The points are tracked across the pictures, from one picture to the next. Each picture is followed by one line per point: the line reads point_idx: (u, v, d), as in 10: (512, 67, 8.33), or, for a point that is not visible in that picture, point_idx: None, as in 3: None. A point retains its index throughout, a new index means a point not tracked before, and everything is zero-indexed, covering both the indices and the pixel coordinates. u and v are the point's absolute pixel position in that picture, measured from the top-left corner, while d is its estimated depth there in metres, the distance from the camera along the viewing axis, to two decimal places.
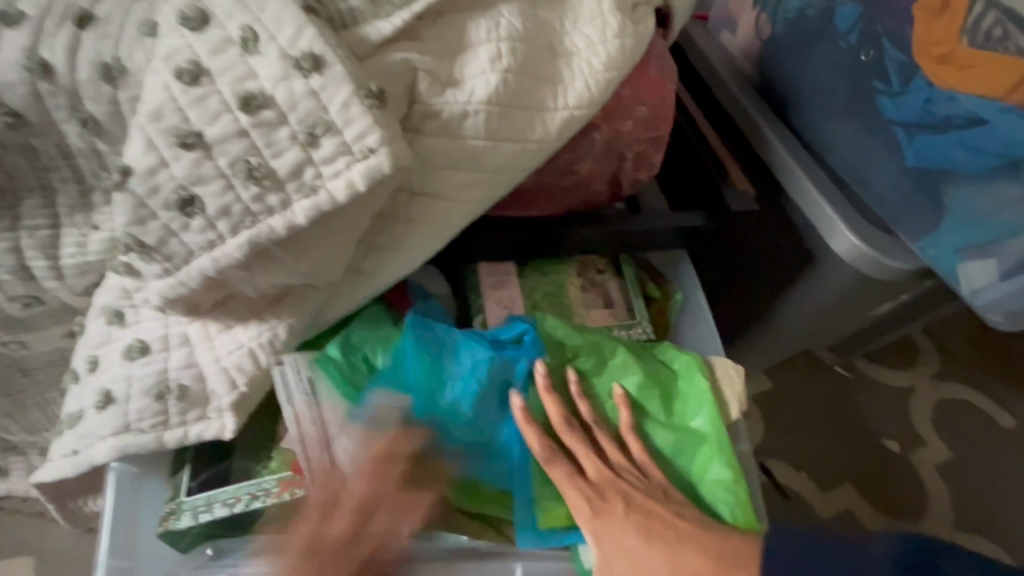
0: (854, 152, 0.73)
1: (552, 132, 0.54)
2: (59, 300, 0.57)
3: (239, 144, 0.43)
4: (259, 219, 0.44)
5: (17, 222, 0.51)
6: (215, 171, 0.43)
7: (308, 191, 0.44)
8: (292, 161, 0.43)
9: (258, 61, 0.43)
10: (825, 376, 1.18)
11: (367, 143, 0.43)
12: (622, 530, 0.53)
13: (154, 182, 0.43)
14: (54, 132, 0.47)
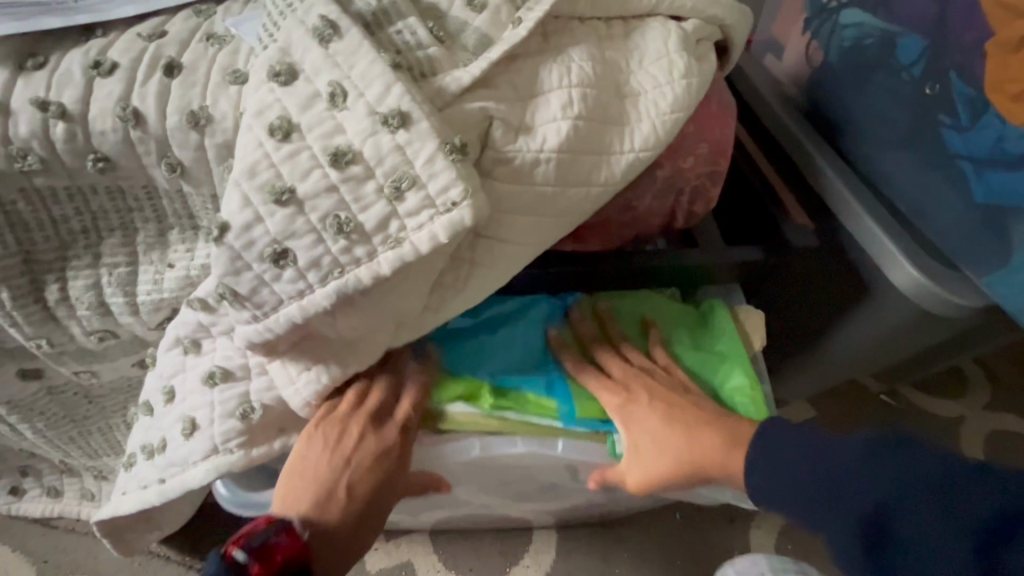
0: (915, 185, 0.71)
1: (620, 175, 0.54)
2: (133, 333, 0.60)
3: (329, 199, 0.44)
4: (347, 270, 0.44)
5: (98, 260, 0.54)
6: (306, 226, 0.44)
7: (393, 242, 0.44)
8: (378, 215, 0.44)
9: (346, 116, 0.44)
10: (870, 405, 1.15)
11: (449, 196, 0.43)
12: (647, 413, 0.59)
13: (249, 236, 0.44)
14: (142, 177, 0.49)
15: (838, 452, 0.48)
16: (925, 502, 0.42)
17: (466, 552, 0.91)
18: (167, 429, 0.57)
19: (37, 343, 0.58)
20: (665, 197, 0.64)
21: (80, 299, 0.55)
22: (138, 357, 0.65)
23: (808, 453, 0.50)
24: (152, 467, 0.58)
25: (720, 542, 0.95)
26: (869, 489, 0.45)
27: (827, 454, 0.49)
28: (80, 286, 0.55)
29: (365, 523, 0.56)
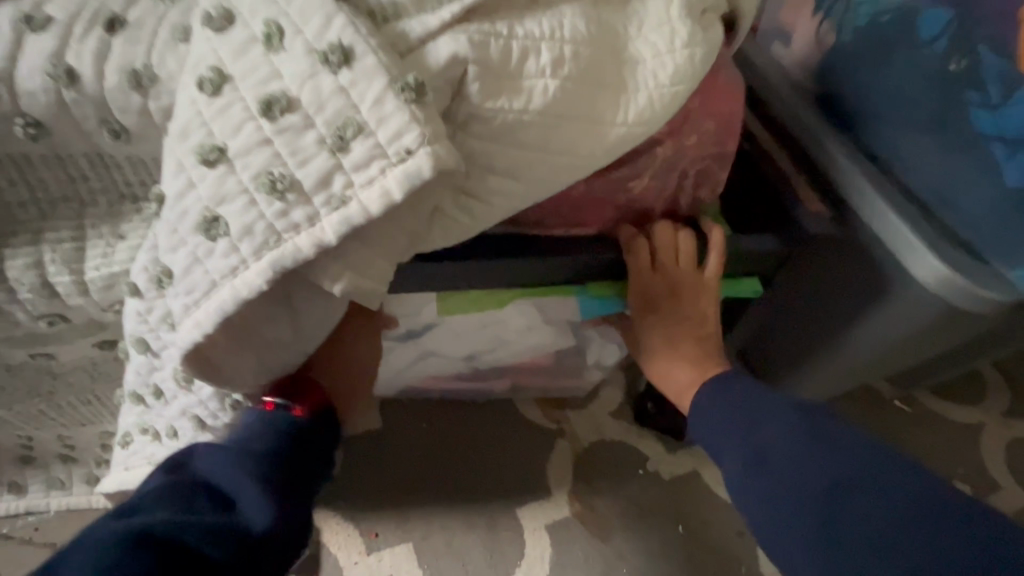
0: (935, 170, 0.66)
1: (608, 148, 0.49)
2: (84, 317, 0.54)
3: (262, 153, 0.40)
4: (283, 239, 0.39)
5: (40, 235, 0.49)
6: (238, 186, 0.40)
7: (338, 203, 0.39)
8: (320, 169, 0.39)
9: (283, 58, 0.40)
10: (885, 413, 1.08)
11: (404, 143, 0.38)
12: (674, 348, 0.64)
13: (183, 206, 0.41)
14: (81, 141, 0.44)
15: (769, 401, 0.57)
16: (816, 485, 0.50)
17: (452, 565, 0.85)
18: (174, 419, 0.58)
19: None
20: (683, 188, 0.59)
21: (21, 279, 0.49)
22: (101, 339, 0.59)
23: (745, 400, 0.58)
24: (164, 448, 0.60)
25: (724, 555, 0.89)
26: (773, 429, 0.54)
27: (750, 404, 0.57)
28: (19, 266, 0.49)
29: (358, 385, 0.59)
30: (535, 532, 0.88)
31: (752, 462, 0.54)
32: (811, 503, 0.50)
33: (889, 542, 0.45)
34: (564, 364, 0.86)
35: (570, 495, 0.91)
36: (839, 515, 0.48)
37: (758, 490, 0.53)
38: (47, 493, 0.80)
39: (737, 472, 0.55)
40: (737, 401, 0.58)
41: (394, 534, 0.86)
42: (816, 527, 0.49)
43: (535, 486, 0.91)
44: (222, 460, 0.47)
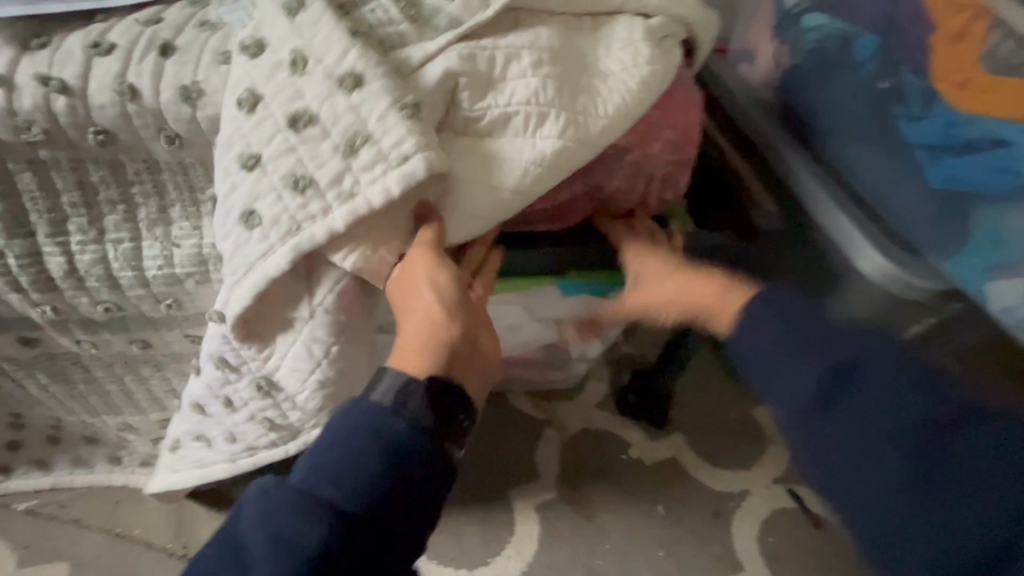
0: (874, 175, 0.72)
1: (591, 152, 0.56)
2: (136, 308, 0.63)
3: (290, 158, 0.48)
4: (303, 227, 0.48)
5: (103, 235, 0.57)
6: (269, 185, 0.48)
7: (347, 197, 0.48)
8: (333, 170, 0.48)
9: (306, 80, 0.49)
10: None
11: (403, 150, 0.47)
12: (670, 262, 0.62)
13: (231, 203, 0.49)
14: (140, 147, 0.52)
15: (828, 319, 0.49)
16: (870, 406, 0.45)
17: (449, 543, 0.91)
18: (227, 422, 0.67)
19: (43, 310, 0.61)
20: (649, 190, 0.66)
21: (89, 272, 0.58)
22: (141, 336, 0.68)
23: (799, 318, 0.49)
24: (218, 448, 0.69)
25: (702, 533, 0.96)
26: (838, 350, 0.47)
27: (817, 324, 0.48)
28: (88, 260, 0.58)
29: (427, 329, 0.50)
30: (525, 512, 0.94)
31: (769, 366, 0.49)
32: (864, 427, 0.45)
33: (930, 479, 0.43)
34: (552, 356, 0.94)
35: (558, 478, 0.98)
36: (880, 444, 0.45)
37: (791, 388, 0.48)
38: (72, 472, 0.87)
39: (761, 362, 0.50)
40: (788, 323, 0.49)
41: None
42: (832, 440, 0.46)
43: (527, 471, 0.98)
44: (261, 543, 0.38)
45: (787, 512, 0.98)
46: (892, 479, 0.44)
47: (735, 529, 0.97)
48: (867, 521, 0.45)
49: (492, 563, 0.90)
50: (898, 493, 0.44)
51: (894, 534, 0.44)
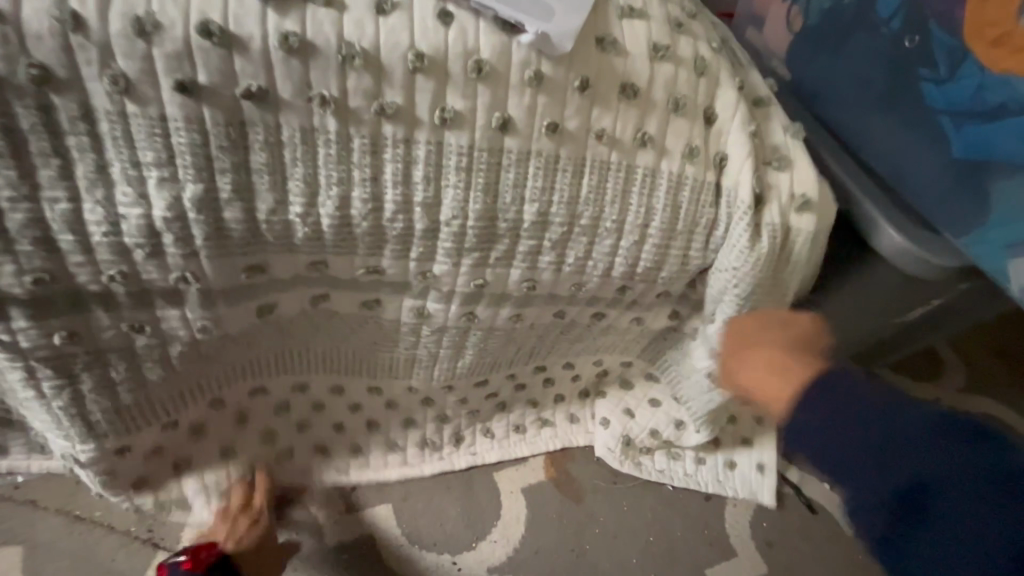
0: (889, 145, 0.70)
1: (577, 135, 0.55)
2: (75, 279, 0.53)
3: (301, 99, 0.48)
4: (348, 159, 0.51)
5: (36, 193, 0.47)
6: (287, 127, 0.49)
7: (399, 142, 0.52)
8: (370, 121, 0.50)
9: (309, 17, 0.47)
10: None
11: (447, 107, 0.51)
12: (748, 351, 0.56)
13: (245, 136, 0.49)
14: (86, 98, 0.45)
15: (853, 391, 0.45)
16: (872, 443, 0.43)
17: (430, 526, 0.86)
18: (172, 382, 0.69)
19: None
20: (682, 133, 0.58)
21: (23, 234, 0.48)
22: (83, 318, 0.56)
23: (850, 415, 0.44)
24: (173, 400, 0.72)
25: (695, 517, 0.93)
26: (810, 413, 0.46)
27: (842, 409, 0.44)
28: (21, 222, 0.48)
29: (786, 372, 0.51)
30: (513, 495, 0.90)
31: (824, 410, 0.45)
32: (876, 454, 0.42)
33: (891, 531, 0.41)
34: (537, 330, 0.75)
35: (546, 461, 0.93)
36: (908, 463, 0.41)
37: (801, 441, 0.46)
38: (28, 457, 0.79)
39: (814, 433, 0.45)
40: (831, 431, 0.44)
41: (374, 494, 0.87)
42: (855, 475, 0.43)
43: (506, 456, 0.91)
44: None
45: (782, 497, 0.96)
46: (877, 480, 0.42)
47: (728, 514, 0.94)
48: (865, 503, 0.42)
49: (476, 548, 0.85)
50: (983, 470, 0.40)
51: (888, 512, 0.41)
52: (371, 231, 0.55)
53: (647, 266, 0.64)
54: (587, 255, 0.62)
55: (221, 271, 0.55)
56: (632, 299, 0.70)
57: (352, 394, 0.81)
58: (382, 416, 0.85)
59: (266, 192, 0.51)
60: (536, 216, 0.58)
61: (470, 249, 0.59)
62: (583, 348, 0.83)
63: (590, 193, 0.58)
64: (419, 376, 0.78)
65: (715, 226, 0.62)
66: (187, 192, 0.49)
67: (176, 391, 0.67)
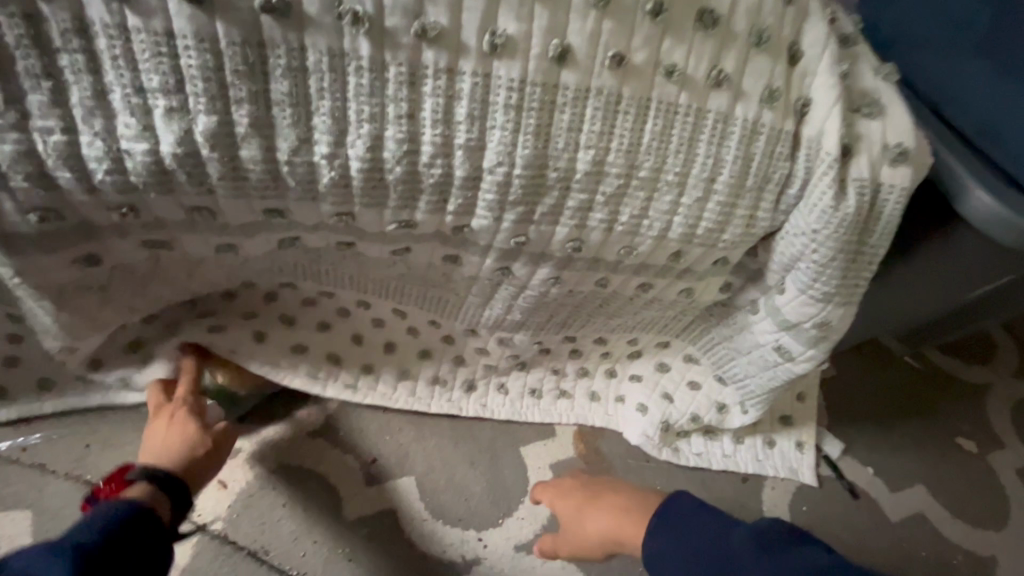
0: (982, 96, 0.60)
1: (643, 71, 0.48)
2: (81, 215, 0.48)
3: (330, 17, 0.42)
4: (381, 91, 0.45)
5: (26, 120, 0.41)
6: (312, 51, 0.42)
7: (440, 71, 0.45)
8: (408, 46, 0.43)
9: None
10: (893, 369, 1.03)
11: (497, 31, 0.44)
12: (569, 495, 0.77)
13: (265, 59, 0.42)
14: (82, 8, 0.39)
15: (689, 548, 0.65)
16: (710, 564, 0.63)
17: (454, 501, 0.81)
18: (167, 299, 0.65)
19: None
20: (761, 73, 0.51)
21: (12, 166, 0.42)
22: (89, 251, 0.51)
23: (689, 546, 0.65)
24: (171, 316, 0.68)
25: (729, 498, 0.88)
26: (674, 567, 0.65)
27: (680, 526, 0.67)
28: (9, 154, 0.42)
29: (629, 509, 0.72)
30: (541, 472, 0.85)
31: (669, 531, 0.68)
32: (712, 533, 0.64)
33: None
34: (574, 299, 0.69)
35: (575, 436, 0.88)
36: None
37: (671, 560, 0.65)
38: (38, 403, 0.76)
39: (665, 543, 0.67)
40: (681, 537, 0.66)
41: (393, 465, 0.82)
42: None
43: (518, 416, 0.86)
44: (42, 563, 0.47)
45: (822, 481, 0.91)
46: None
47: (766, 496, 0.89)
48: None
49: (503, 525, 0.81)
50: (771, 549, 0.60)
51: None
52: (405, 178, 0.49)
53: (709, 228, 0.57)
54: (643, 213, 0.56)
55: (240, 208, 0.50)
56: (685, 266, 0.64)
57: (392, 334, 0.79)
58: (416, 363, 0.82)
59: (287, 128, 0.45)
60: (591, 166, 0.51)
61: (514, 202, 0.52)
62: (620, 322, 0.77)
63: (653, 140, 0.51)
64: (448, 319, 0.73)
65: (789, 183, 0.55)
66: (199, 124, 0.43)
67: (158, 298, 0.63)
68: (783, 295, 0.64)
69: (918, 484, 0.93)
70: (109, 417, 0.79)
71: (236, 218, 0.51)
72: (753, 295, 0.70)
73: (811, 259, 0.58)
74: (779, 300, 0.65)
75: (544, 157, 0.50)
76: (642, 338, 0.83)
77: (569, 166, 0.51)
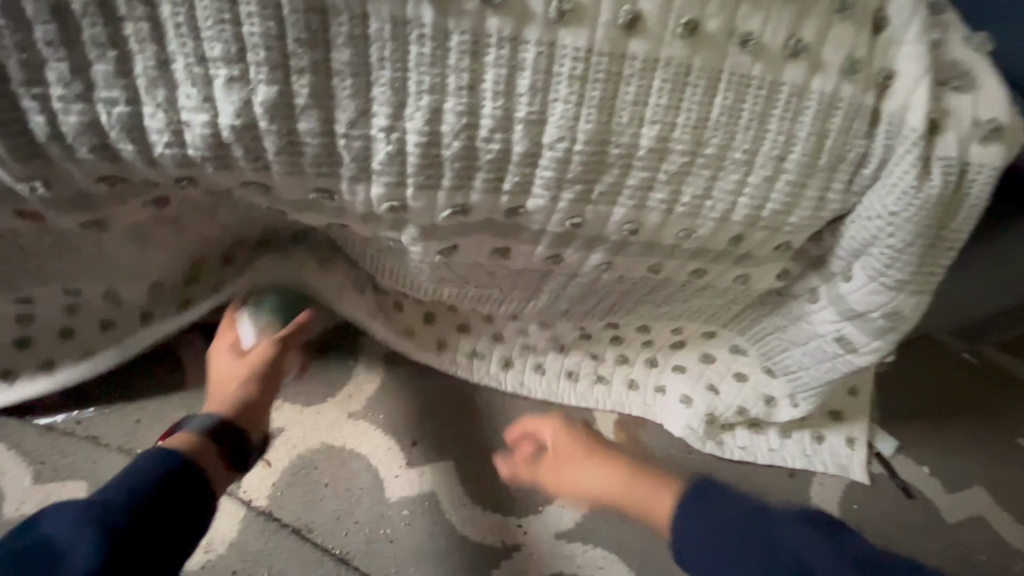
0: None
1: (716, 40, 0.45)
2: None
3: None
4: (442, 61, 0.43)
5: (91, 92, 0.41)
6: (374, 19, 0.41)
7: (504, 41, 0.43)
8: (471, 14, 0.42)
9: None
10: (952, 365, 0.97)
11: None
12: (574, 453, 0.74)
13: (326, 27, 0.41)
14: None
15: (730, 538, 0.60)
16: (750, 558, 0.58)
17: (493, 485, 0.80)
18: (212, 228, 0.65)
19: (30, 187, 0.45)
20: (842, 43, 0.48)
21: (78, 138, 0.42)
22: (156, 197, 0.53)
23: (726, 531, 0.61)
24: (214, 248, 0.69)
25: (775, 493, 0.85)
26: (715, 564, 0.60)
27: (711, 518, 0.62)
28: (75, 126, 0.41)
29: (630, 480, 0.71)
30: None
31: (699, 516, 0.63)
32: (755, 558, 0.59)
33: None
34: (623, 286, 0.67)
35: (615, 423, 0.88)
36: None
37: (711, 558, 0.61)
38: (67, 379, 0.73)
39: (686, 524, 0.64)
40: (714, 527, 0.62)
41: (432, 446, 0.81)
42: None
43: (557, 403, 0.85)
44: (67, 520, 0.53)
45: (874, 479, 0.87)
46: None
47: (814, 492, 0.86)
48: None
49: (543, 512, 0.79)
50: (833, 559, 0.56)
51: None
52: (462, 153, 0.47)
53: (774, 210, 0.55)
54: (706, 194, 0.53)
55: (294, 183, 0.49)
56: (744, 250, 0.61)
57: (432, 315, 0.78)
58: (456, 346, 0.81)
59: (346, 99, 0.44)
60: (656, 143, 0.49)
61: (572, 180, 0.50)
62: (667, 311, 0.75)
63: (723, 115, 0.48)
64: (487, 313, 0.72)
65: (866, 162, 0.52)
66: (260, 95, 0.42)
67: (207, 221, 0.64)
68: (849, 282, 0.61)
69: (977, 485, 0.89)
70: (158, 392, 0.81)
71: (290, 193, 0.51)
72: (811, 283, 0.67)
73: (885, 244, 0.54)
74: (844, 288, 0.62)
75: (607, 132, 0.48)
76: (689, 326, 0.80)
77: (632, 142, 0.48)
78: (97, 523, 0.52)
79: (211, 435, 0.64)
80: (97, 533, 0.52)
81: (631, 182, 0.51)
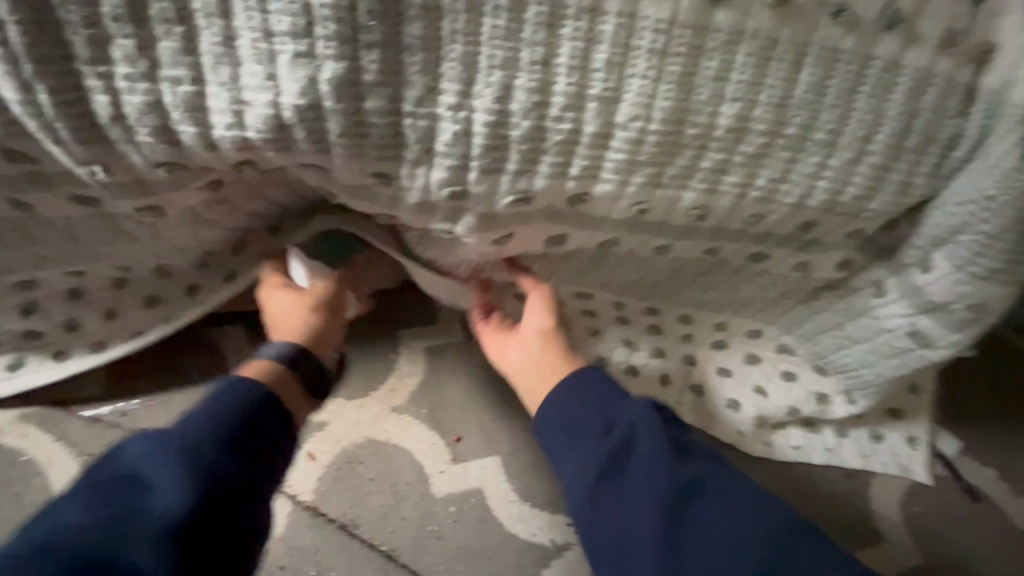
0: None
1: (806, 9, 0.42)
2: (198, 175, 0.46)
3: None
4: (516, 34, 0.41)
5: (156, 70, 0.39)
6: None
7: (583, 12, 0.40)
8: None
9: None
10: (1015, 363, 0.93)
11: None
12: (535, 310, 0.68)
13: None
14: None
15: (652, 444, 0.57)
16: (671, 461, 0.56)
17: (540, 482, 0.78)
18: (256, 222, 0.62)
19: (90, 171, 0.44)
20: (941, 13, 0.44)
21: (140, 119, 0.41)
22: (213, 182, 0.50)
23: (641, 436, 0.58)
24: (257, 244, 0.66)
25: (831, 494, 0.82)
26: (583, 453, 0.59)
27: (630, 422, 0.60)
28: (138, 106, 0.40)
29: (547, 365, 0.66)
30: None
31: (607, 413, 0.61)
32: (599, 429, 0.59)
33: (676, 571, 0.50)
34: None
35: None
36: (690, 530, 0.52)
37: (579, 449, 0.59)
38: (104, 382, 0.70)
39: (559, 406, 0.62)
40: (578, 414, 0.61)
41: (477, 441, 0.79)
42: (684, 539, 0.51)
43: None
44: (152, 447, 0.47)
45: (936, 482, 0.83)
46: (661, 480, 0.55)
47: (872, 494, 0.82)
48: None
49: None
50: (655, 505, 0.53)
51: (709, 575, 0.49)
52: (532, 134, 0.45)
53: (856, 194, 0.51)
54: (784, 176, 0.50)
55: (353, 169, 0.47)
56: (815, 237, 0.58)
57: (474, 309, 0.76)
58: None
59: (415, 76, 0.42)
60: (735, 122, 0.46)
61: (644, 163, 0.47)
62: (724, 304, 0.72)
63: (810, 91, 0.45)
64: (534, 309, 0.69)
65: (957, 143, 0.49)
66: (326, 72, 0.40)
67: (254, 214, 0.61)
68: (929, 274, 0.57)
69: None
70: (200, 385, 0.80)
71: (347, 178, 0.49)
72: (878, 275, 0.63)
73: (978, 230, 0.51)
74: (922, 279, 0.58)
75: (685, 110, 0.45)
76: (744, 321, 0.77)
77: (710, 121, 0.46)
78: (187, 460, 0.46)
79: (289, 365, 0.60)
80: (189, 470, 0.46)
81: (705, 165, 0.48)
